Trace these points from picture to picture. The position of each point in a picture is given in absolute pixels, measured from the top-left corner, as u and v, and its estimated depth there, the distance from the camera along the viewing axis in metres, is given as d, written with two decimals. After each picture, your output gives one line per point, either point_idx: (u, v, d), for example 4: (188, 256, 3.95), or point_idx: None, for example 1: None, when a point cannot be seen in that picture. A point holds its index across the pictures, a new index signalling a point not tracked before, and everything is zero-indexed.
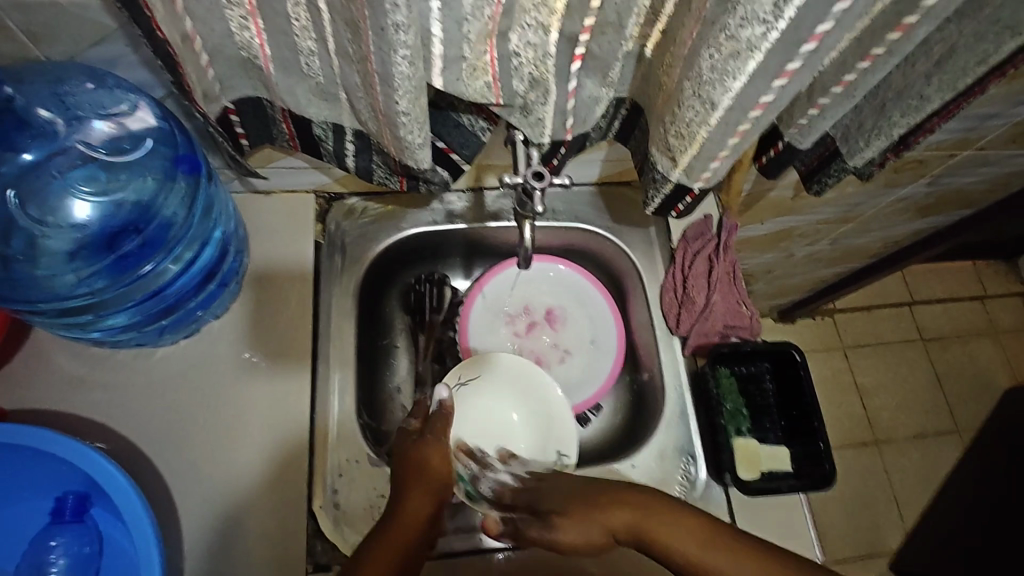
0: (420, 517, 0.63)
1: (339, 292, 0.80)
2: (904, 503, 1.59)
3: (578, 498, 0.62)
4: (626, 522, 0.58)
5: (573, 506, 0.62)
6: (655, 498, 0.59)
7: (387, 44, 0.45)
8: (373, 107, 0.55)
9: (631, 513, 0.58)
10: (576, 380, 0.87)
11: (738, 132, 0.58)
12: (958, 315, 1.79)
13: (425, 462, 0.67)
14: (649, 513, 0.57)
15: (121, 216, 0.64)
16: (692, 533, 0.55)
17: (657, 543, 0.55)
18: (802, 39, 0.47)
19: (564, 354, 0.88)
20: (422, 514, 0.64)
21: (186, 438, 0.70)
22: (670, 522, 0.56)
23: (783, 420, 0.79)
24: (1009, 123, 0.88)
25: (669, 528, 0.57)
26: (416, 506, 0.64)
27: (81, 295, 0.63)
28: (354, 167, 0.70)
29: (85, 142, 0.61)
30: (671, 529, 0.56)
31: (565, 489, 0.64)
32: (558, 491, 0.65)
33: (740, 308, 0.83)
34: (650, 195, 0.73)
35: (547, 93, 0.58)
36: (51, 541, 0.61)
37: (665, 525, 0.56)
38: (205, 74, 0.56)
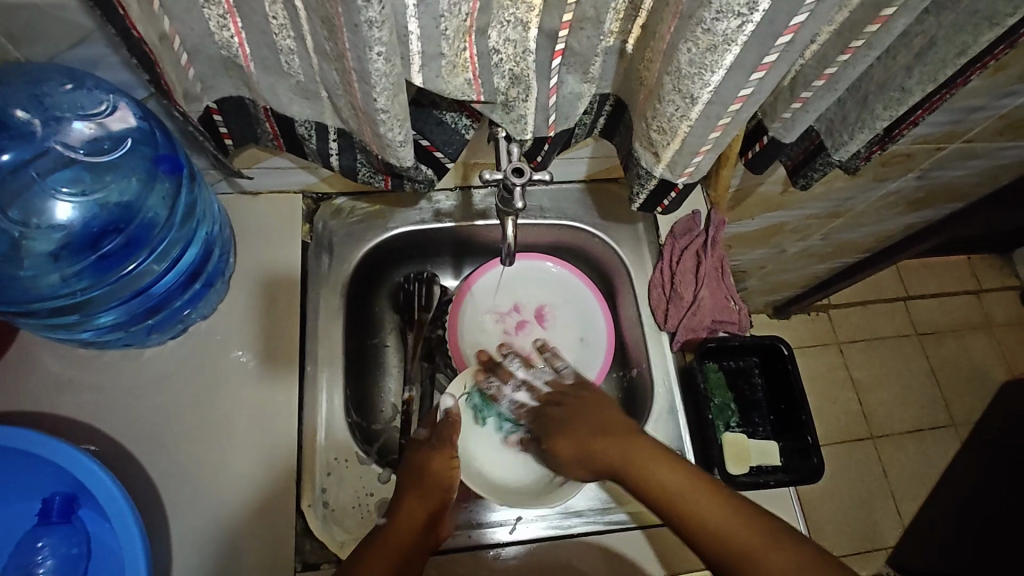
0: (416, 522, 0.66)
1: (326, 292, 0.80)
2: (902, 498, 1.59)
3: (589, 426, 0.70)
4: (614, 456, 0.67)
5: (578, 440, 0.70)
6: (657, 450, 0.65)
7: (362, 40, 0.45)
8: (354, 105, 0.55)
9: (625, 445, 0.67)
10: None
11: (719, 127, 0.58)
12: (952, 309, 1.79)
13: (427, 473, 0.70)
14: (641, 447, 0.66)
15: (103, 216, 0.64)
16: (679, 476, 0.63)
17: (643, 473, 0.64)
18: (777, 31, 0.48)
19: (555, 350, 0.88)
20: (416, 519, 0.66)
21: (175, 439, 0.70)
22: (659, 458, 0.65)
23: (772, 414, 0.81)
24: (995, 115, 0.88)
25: (660, 471, 0.64)
26: (413, 514, 0.66)
27: (65, 295, 0.63)
28: (338, 167, 0.70)
29: (64, 143, 0.61)
30: (657, 463, 0.64)
31: (576, 414, 0.72)
32: (574, 417, 0.72)
33: (729, 304, 0.82)
34: (636, 190, 0.73)
35: (529, 88, 0.59)
36: (38, 542, 0.61)
37: (652, 462, 0.64)
38: (185, 72, 0.56)
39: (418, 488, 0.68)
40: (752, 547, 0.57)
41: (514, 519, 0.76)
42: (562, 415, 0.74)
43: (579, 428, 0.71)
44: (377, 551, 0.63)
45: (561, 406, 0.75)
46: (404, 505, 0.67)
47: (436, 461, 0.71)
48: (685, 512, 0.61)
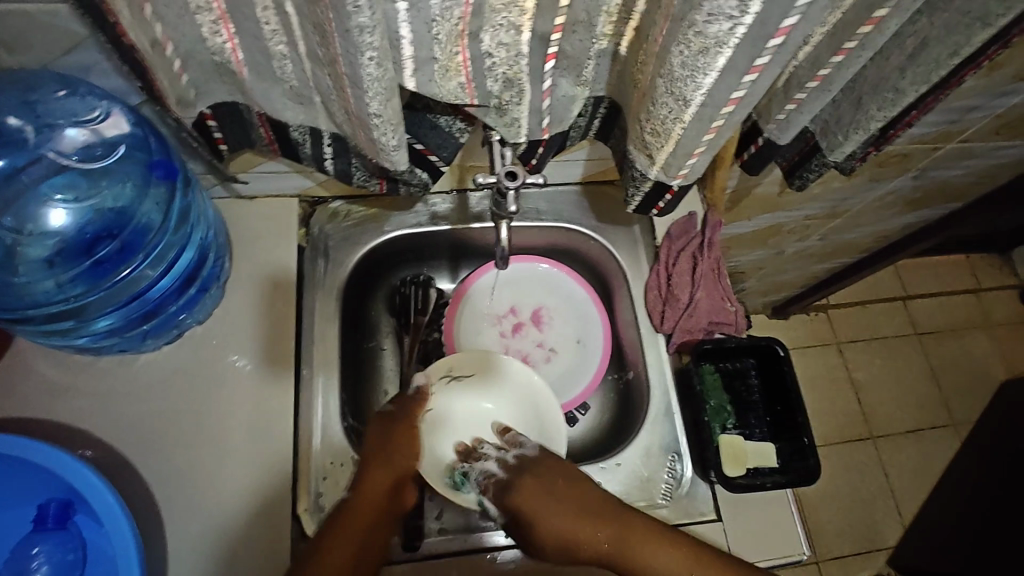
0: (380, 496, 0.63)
1: (322, 295, 0.80)
2: (901, 498, 1.59)
3: (574, 514, 0.60)
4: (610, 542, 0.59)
5: (556, 530, 0.60)
6: (648, 530, 0.59)
7: (353, 46, 0.45)
8: (347, 110, 0.55)
9: (614, 531, 0.59)
10: (563, 377, 0.87)
11: (712, 129, 0.58)
12: (952, 308, 1.79)
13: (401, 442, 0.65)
14: (645, 541, 0.59)
15: (98, 221, 0.64)
16: (677, 563, 0.58)
17: (645, 568, 0.58)
18: (769, 33, 0.47)
19: (551, 351, 0.88)
20: (378, 493, 0.63)
21: (171, 445, 0.70)
22: (660, 548, 0.58)
23: (769, 416, 0.81)
24: (991, 115, 0.87)
25: (654, 556, 0.58)
26: (375, 487, 0.63)
27: (59, 301, 0.63)
28: (333, 171, 0.70)
29: (57, 150, 0.61)
30: (651, 550, 0.58)
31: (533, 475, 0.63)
32: (553, 513, 0.60)
33: (725, 305, 0.82)
34: (631, 193, 0.73)
35: (521, 92, 0.58)
36: (34, 549, 0.61)
37: (651, 551, 0.58)
38: (179, 79, 0.56)
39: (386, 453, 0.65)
40: None
41: None
42: (547, 517, 0.60)
43: (563, 512, 0.60)
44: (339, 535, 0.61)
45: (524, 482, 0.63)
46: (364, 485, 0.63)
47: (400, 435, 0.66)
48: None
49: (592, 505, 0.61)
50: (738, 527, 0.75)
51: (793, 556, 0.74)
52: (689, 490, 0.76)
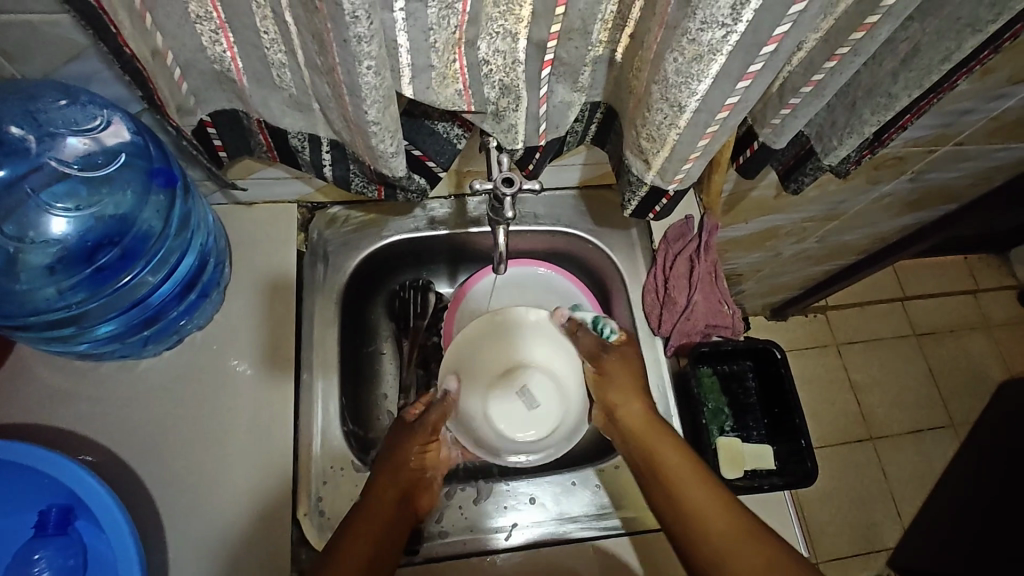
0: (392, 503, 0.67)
1: (322, 299, 0.81)
2: (901, 499, 1.59)
3: (635, 393, 0.74)
4: (642, 429, 0.71)
5: (631, 387, 0.75)
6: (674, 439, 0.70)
7: (351, 55, 0.45)
8: (345, 117, 0.56)
9: (648, 416, 0.72)
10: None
11: (707, 134, 0.59)
12: (950, 309, 1.80)
13: (399, 459, 0.71)
14: (657, 435, 0.70)
15: (98, 228, 0.64)
16: (687, 466, 0.67)
17: (654, 452, 0.69)
18: (762, 41, 0.48)
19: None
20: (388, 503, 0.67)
21: (172, 450, 0.70)
22: (674, 448, 0.69)
23: (766, 418, 0.83)
24: (986, 118, 0.88)
25: (669, 452, 0.69)
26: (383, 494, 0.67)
27: (60, 308, 0.64)
28: (331, 177, 0.70)
29: (58, 159, 0.62)
30: (667, 445, 0.70)
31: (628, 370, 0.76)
32: (632, 374, 0.76)
33: (722, 307, 0.82)
34: (628, 197, 0.73)
35: (518, 99, 0.59)
36: (34, 554, 0.61)
37: (667, 446, 0.69)
38: (179, 87, 0.57)
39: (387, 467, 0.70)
40: (727, 536, 0.61)
41: (510, 526, 0.76)
42: (637, 371, 0.76)
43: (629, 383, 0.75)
44: (359, 530, 0.64)
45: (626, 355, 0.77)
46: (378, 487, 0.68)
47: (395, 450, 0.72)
48: (677, 488, 0.66)
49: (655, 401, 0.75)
50: None
51: None
52: None
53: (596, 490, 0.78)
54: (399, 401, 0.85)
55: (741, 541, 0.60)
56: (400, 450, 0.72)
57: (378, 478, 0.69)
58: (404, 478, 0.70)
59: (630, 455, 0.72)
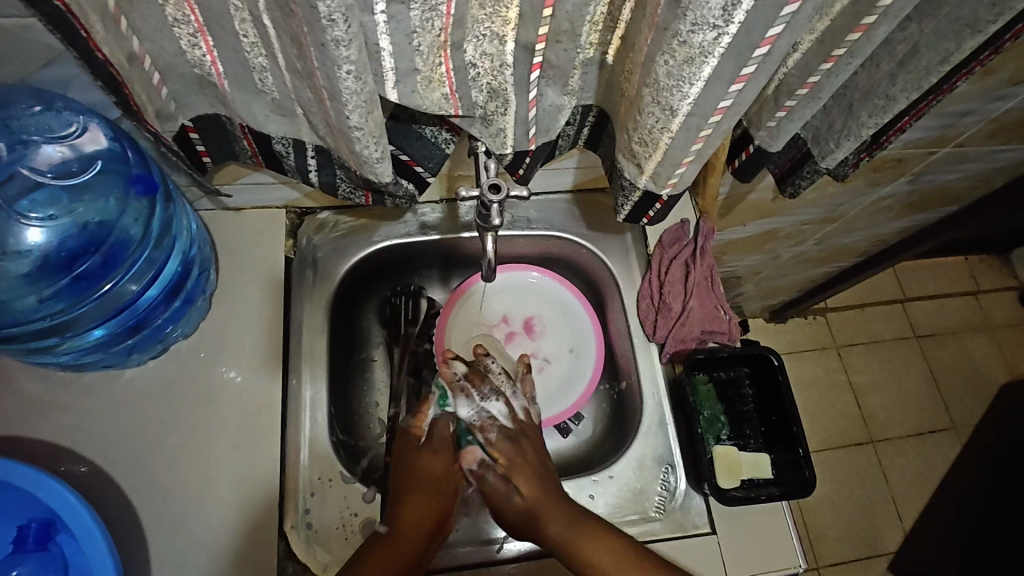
0: (425, 523, 0.68)
1: (310, 306, 0.79)
2: (902, 503, 1.57)
3: (535, 489, 0.69)
4: (559, 532, 0.66)
5: (536, 493, 0.68)
6: (599, 529, 0.66)
7: (330, 59, 0.44)
8: (328, 123, 0.55)
9: (570, 519, 0.67)
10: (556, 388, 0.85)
11: (700, 138, 0.58)
12: (951, 311, 1.78)
13: (426, 471, 0.71)
14: (603, 541, 0.65)
15: (79, 236, 0.63)
16: (620, 562, 0.63)
17: (588, 563, 0.63)
18: (754, 43, 0.46)
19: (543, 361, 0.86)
20: (419, 524, 0.67)
21: (156, 461, 0.69)
22: (603, 544, 0.64)
23: (763, 425, 0.80)
24: (986, 119, 0.87)
25: (599, 550, 0.64)
26: (415, 514, 0.68)
27: (42, 318, 0.63)
28: (317, 182, 0.69)
29: (30, 167, 0.61)
30: (599, 546, 0.64)
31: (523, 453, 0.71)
32: (530, 476, 0.69)
33: (719, 313, 0.80)
34: (620, 202, 0.72)
35: (506, 103, 0.58)
36: (13, 571, 0.60)
37: (598, 550, 0.64)
38: (159, 92, 0.55)
39: (414, 478, 0.71)
40: None
41: (503, 537, 0.75)
42: (536, 462, 0.71)
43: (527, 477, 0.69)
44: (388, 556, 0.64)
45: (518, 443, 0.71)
46: (408, 504, 0.69)
47: (419, 460, 0.72)
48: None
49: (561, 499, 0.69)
50: (733, 541, 0.74)
51: (791, 569, 0.73)
52: (683, 501, 0.75)
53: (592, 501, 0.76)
54: (389, 411, 0.83)
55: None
56: (424, 461, 0.72)
57: (405, 501, 0.69)
58: (433, 492, 0.70)
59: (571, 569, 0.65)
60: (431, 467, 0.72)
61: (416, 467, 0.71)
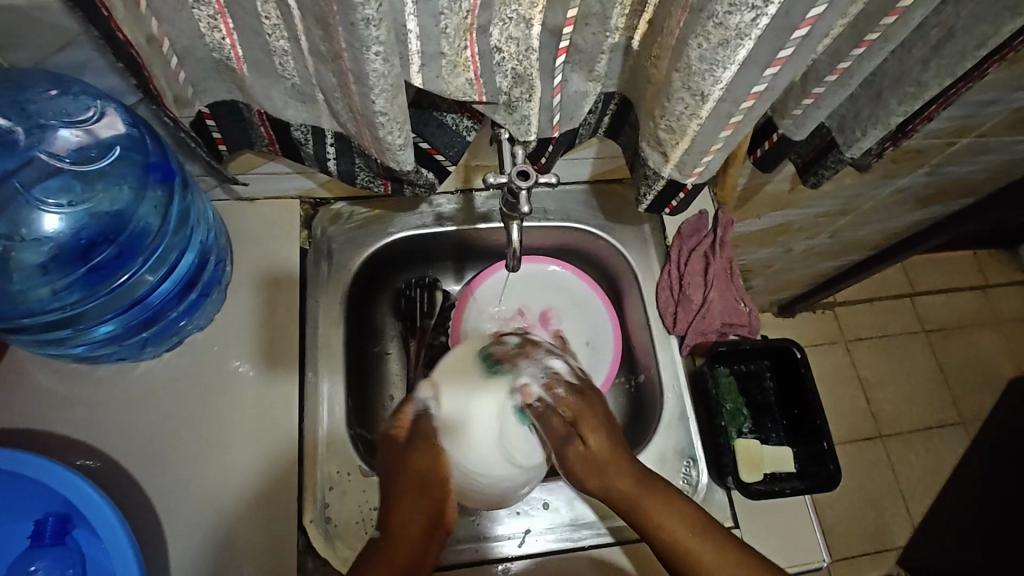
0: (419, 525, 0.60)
1: (326, 298, 0.78)
2: (912, 498, 1.56)
3: (611, 447, 0.63)
4: (630, 487, 0.63)
5: (609, 453, 0.63)
6: (670, 496, 0.63)
7: (359, 40, 0.43)
8: (351, 108, 0.53)
9: (640, 479, 0.63)
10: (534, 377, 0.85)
11: (730, 125, 0.56)
12: (960, 305, 1.77)
13: (416, 473, 0.61)
14: (688, 529, 0.61)
15: (93, 225, 0.62)
16: (688, 525, 0.61)
17: (658, 528, 0.61)
18: (794, 24, 0.45)
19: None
20: (416, 526, 0.59)
21: (173, 455, 0.68)
22: (678, 515, 0.62)
23: (785, 419, 0.79)
24: (1010, 109, 0.85)
25: (672, 519, 0.61)
26: (413, 518, 0.59)
27: (54, 309, 0.62)
28: (336, 171, 0.68)
29: (48, 152, 0.58)
30: (667, 509, 0.62)
31: (590, 408, 0.64)
32: (603, 434, 0.63)
33: (738, 305, 0.81)
34: (643, 191, 0.71)
35: (532, 88, 0.56)
36: (31, 565, 0.58)
37: (667, 514, 0.62)
38: (176, 76, 0.54)
39: (404, 473, 0.61)
40: None
41: (522, 532, 0.74)
42: (606, 415, 0.65)
43: (600, 432, 0.63)
44: (384, 562, 0.57)
45: (578, 398, 0.63)
46: (402, 508, 0.60)
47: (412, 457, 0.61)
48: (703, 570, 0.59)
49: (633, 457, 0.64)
50: (755, 536, 0.73)
51: (813, 564, 0.72)
52: (705, 495, 0.75)
53: None
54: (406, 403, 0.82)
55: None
56: (413, 461, 0.61)
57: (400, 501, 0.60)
58: (426, 493, 0.61)
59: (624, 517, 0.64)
60: (420, 465, 0.61)
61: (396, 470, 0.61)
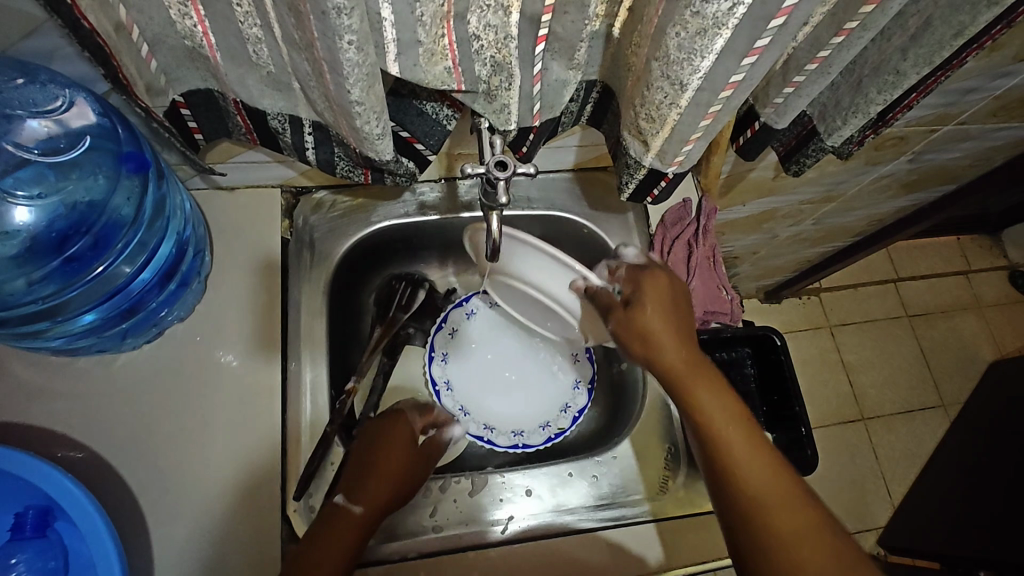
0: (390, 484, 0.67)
1: (309, 288, 0.77)
2: (892, 479, 1.60)
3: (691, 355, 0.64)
4: (703, 397, 0.62)
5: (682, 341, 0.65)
6: (738, 415, 0.61)
7: (331, 29, 0.42)
8: (327, 97, 0.53)
9: (725, 409, 0.61)
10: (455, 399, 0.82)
11: (710, 114, 0.56)
12: (943, 290, 1.80)
13: (404, 441, 0.71)
14: (726, 415, 0.61)
15: (68, 216, 0.61)
16: (751, 450, 0.59)
17: (716, 430, 0.60)
18: (771, 14, 0.45)
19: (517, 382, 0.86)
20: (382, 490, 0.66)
21: (155, 446, 0.68)
22: (741, 430, 0.60)
23: (765, 406, 0.79)
24: (990, 97, 0.86)
25: (739, 438, 0.59)
26: (381, 479, 0.67)
27: (31, 302, 0.61)
28: (315, 161, 0.67)
29: (15, 142, 0.57)
30: (738, 432, 0.59)
31: (682, 339, 0.65)
32: (668, 317, 0.65)
33: (720, 293, 0.81)
34: (625, 180, 0.71)
35: (511, 76, 0.56)
36: (11, 559, 0.58)
37: (730, 427, 0.60)
38: (148, 65, 0.53)
39: (386, 458, 0.69)
40: (799, 531, 0.54)
41: (507, 518, 0.74)
42: (686, 338, 0.65)
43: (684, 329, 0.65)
44: (342, 519, 0.62)
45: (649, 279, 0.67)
46: (382, 463, 0.68)
47: (396, 440, 0.71)
48: (718, 435, 0.60)
49: (693, 341, 0.65)
50: None
51: None
52: (687, 482, 0.76)
53: (595, 482, 0.76)
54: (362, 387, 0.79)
55: (778, 528, 0.54)
56: (400, 437, 0.71)
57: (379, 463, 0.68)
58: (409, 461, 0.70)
59: (669, 394, 0.65)
60: (405, 437, 0.72)
61: (380, 451, 0.69)
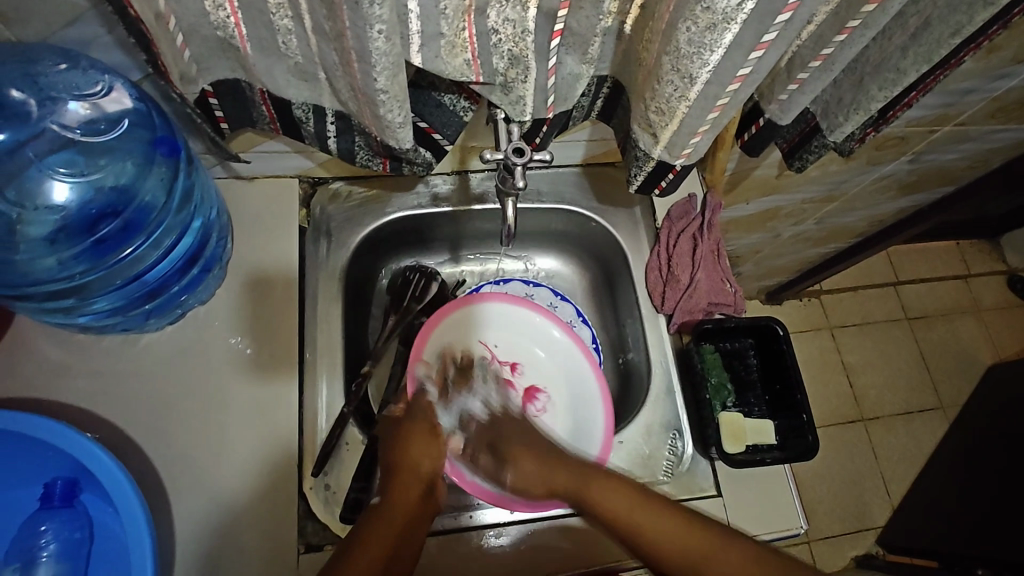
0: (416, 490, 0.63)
1: (325, 275, 0.80)
2: (891, 479, 1.62)
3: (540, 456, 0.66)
4: (615, 504, 0.61)
5: (540, 469, 0.66)
6: (610, 478, 0.63)
7: (362, 18, 0.45)
8: (353, 86, 0.55)
9: (582, 478, 0.64)
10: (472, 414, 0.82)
11: (717, 107, 0.59)
12: (943, 293, 1.82)
13: (420, 435, 0.67)
14: (623, 493, 0.62)
15: (99, 199, 0.64)
16: (658, 517, 0.59)
17: (633, 529, 0.59)
18: (778, 9, 0.48)
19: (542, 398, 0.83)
20: (412, 498, 0.62)
21: (175, 425, 0.70)
22: (631, 494, 0.61)
23: (767, 394, 0.83)
24: (988, 98, 0.88)
25: (641, 512, 0.60)
26: (406, 490, 0.62)
27: (62, 279, 0.63)
28: (336, 149, 0.70)
29: (59, 123, 0.61)
30: (619, 494, 0.61)
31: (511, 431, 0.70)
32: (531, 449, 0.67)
33: (724, 286, 0.84)
34: (633, 172, 0.73)
35: (527, 69, 0.58)
36: (40, 527, 0.60)
37: (617, 493, 0.61)
38: (182, 54, 0.55)
39: (406, 463, 0.65)
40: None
41: None
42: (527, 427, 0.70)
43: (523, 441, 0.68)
44: (379, 526, 0.58)
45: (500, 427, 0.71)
46: (402, 468, 0.64)
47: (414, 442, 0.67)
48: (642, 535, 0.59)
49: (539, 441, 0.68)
50: (737, 501, 0.76)
51: (791, 530, 0.75)
52: (690, 466, 0.78)
53: None
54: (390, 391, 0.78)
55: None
56: (415, 440, 0.67)
57: (398, 473, 0.64)
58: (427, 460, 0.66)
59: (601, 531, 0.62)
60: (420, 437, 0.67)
61: (400, 456, 0.65)
